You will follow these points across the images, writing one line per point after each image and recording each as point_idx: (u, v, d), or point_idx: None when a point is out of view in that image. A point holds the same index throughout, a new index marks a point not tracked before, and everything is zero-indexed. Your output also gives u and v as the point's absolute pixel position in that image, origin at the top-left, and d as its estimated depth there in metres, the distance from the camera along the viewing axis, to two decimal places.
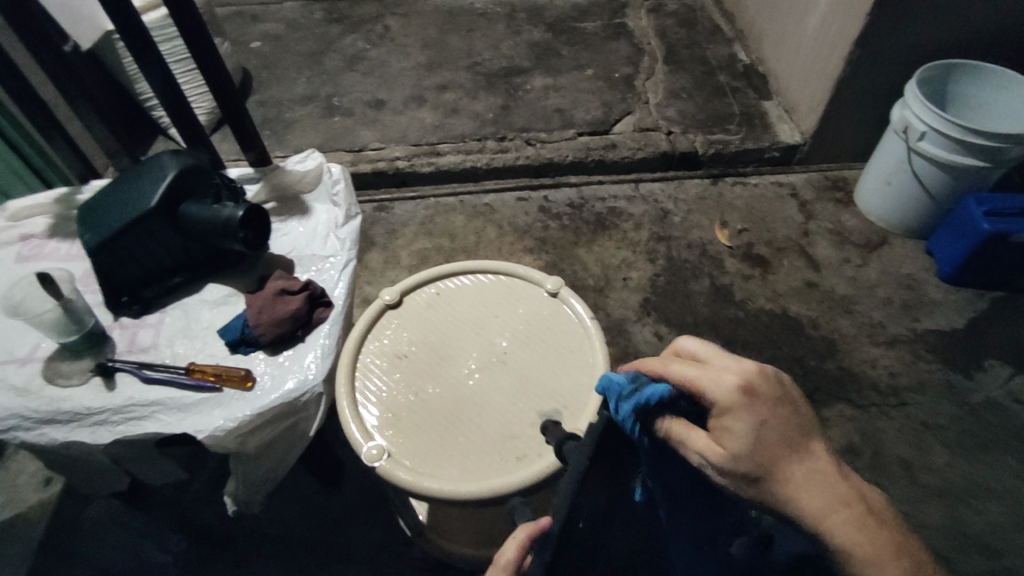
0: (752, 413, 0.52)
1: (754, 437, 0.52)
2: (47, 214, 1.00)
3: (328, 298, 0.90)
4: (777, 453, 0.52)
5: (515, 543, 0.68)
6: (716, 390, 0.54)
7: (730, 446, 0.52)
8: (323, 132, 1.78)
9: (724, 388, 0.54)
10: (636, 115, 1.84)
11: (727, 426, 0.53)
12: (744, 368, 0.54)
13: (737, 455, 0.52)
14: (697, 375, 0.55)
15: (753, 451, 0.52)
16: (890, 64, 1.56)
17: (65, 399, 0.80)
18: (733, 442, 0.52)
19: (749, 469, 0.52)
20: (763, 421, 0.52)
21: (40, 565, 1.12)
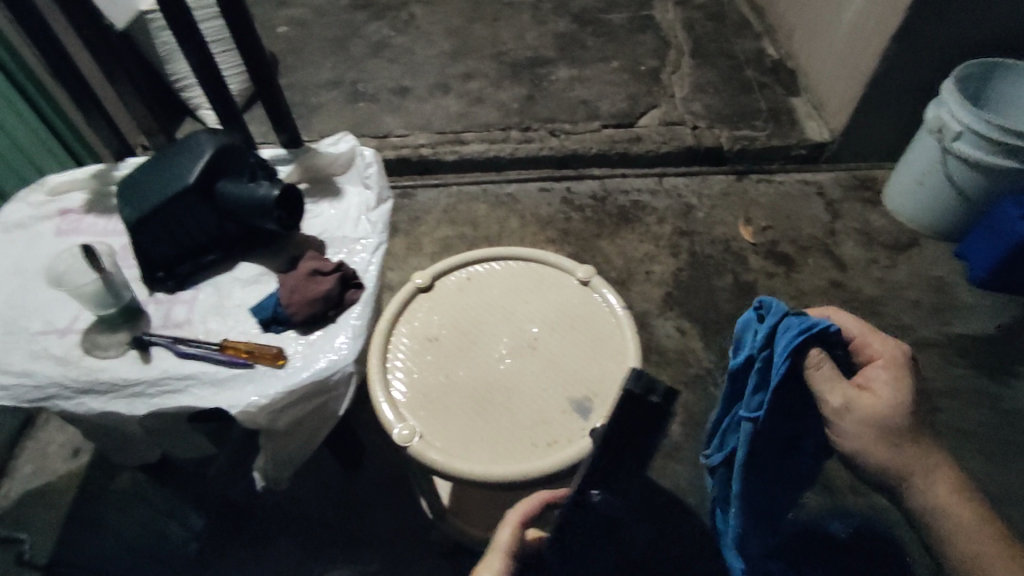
0: (893, 373, 0.73)
1: (896, 393, 0.72)
2: (84, 189, 1.01)
3: (359, 280, 0.91)
4: (903, 410, 0.71)
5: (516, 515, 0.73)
6: (879, 350, 0.75)
7: (880, 394, 0.72)
8: (348, 118, 1.78)
9: (888, 351, 0.74)
10: (662, 108, 1.83)
11: (878, 378, 0.73)
12: (893, 347, 0.75)
13: (883, 402, 0.71)
14: (863, 334, 0.76)
15: (902, 403, 0.72)
16: (924, 63, 1.54)
17: (104, 370, 0.81)
18: (885, 392, 0.72)
19: (883, 414, 0.71)
20: (901, 383, 0.72)
21: (69, 533, 1.15)
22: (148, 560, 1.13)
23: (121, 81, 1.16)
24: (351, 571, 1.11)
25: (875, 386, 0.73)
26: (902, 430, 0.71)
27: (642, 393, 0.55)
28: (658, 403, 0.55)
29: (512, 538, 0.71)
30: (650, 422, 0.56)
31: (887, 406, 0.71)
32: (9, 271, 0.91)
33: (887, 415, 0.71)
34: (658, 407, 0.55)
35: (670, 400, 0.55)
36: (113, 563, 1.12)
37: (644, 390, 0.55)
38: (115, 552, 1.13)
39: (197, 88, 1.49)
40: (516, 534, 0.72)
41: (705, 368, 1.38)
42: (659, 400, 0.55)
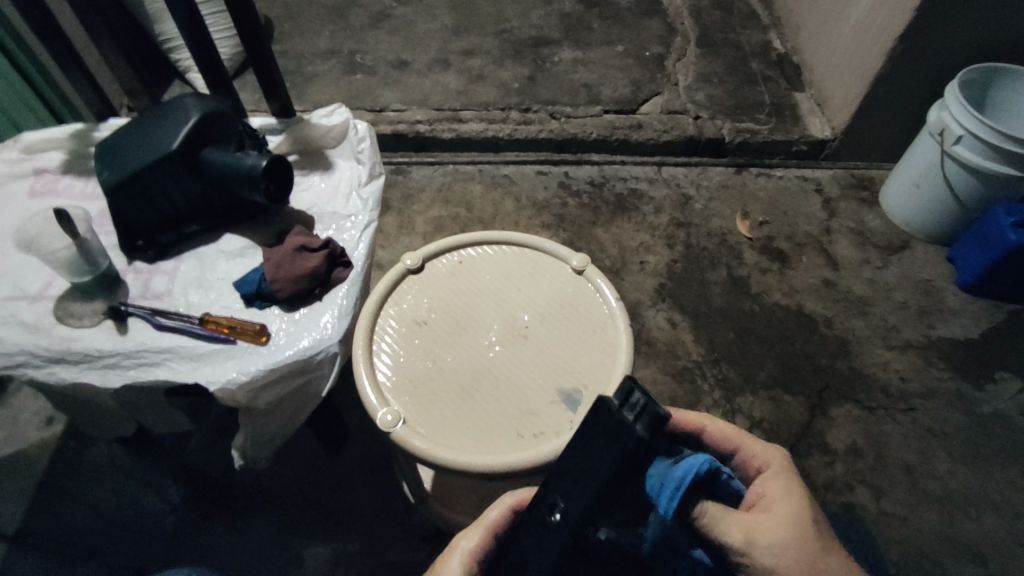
0: (781, 479, 0.69)
1: (782, 495, 0.68)
2: (62, 149, 0.97)
3: (347, 259, 0.88)
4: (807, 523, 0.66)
5: (497, 507, 0.67)
6: (766, 455, 0.73)
7: (776, 509, 0.66)
8: (345, 89, 1.73)
9: (774, 455, 0.73)
10: (664, 96, 1.80)
11: (769, 484, 0.69)
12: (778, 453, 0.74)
13: (786, 515, 0.66)
14: (740, 437, 0.75)
15: (793, 507, 0.66)
16: (931, 65, 1.51)
17: (77, 340, 0.78)
18: (778, 502, 0.67)
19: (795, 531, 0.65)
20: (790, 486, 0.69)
21: (41, 501, 1.12)
22: (121, 531, 1.10)
23: (104, 39, 1.10)
24: (328, 549, 1.10)
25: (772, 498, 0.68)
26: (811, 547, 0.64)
27: (620, 403, 0.50)
28: (624, 416, 0.49)
29: (500, 519, 0.67)
30: (618, 441, 0.50)
31: (788, 516, 0.66)
32: None
33: (779, 528, 0.64)
34: (629, 422, 0.49)
35: (645, 420, 0.49)
36: (85, 534, 1.10)
37: (624, 402, 0.50)
38: (87, 523, 1.11)
39: (186, 50, 1.43)
40: (506, 517, 0.67)
41: (694, 361, 1.37)
42: (634, 417, 0.49)
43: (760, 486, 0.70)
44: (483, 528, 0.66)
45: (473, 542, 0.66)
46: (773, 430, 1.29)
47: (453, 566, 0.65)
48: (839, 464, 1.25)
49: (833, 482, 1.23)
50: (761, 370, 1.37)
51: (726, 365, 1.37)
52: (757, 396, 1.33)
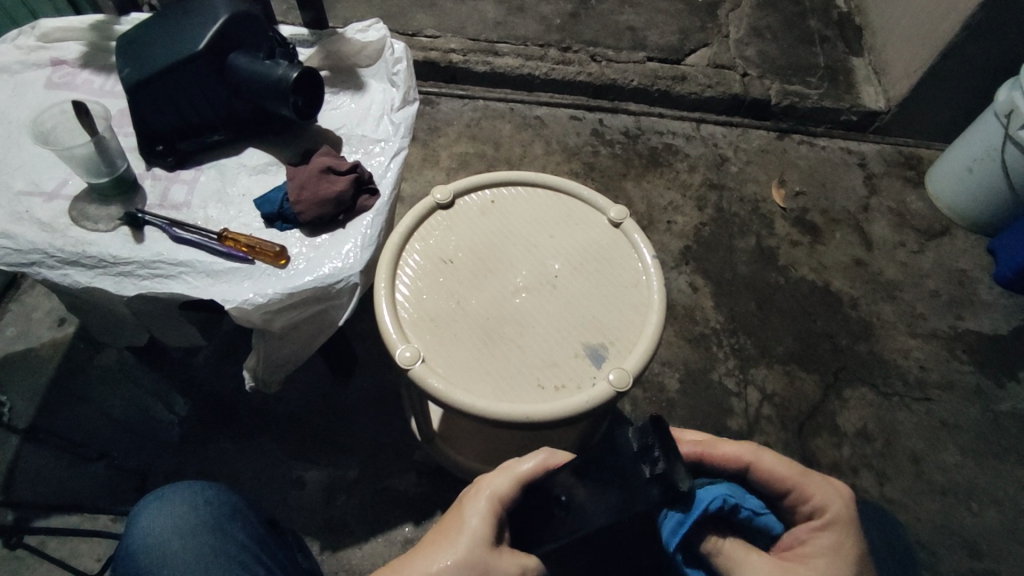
0: (832, 535, 0.64)
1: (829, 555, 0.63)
2: (81, 40, 0.91)
3: (374, 186, 0.83)
4: None
5: (535, 459, 0.66)
6: (823, 499, 0.66)
7: (812, 562, 0.63)
8: (377, 8, 1.64)
9: (831, 501, 0.66)
10: (713, 48, 1.69)
11: (817, 538, 0.65)
12: (842, 495, 0.67)
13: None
14: (795, 475, 0.67)
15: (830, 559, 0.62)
16: (1006, 40, 1.40)
17: (92, 243, 0.75)
18: (818, 558, 0.63)
19: None
20: (841, 546, 0.64)
21: (51, 400, 1.13)
22: (128, 437, 1.12)
23: None
24: (331, 476, 1.11)
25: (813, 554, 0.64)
26: None
27: (642, 452, 0.60)
28: (644, 466, 0.60)
29: (532, 473, 0.65)
30: (633, 485, 0.60)
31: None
32: None
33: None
34: (645, 476, 0.59)
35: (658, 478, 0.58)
36: (93, 436, 1.11)
37: (647, 453, 0.60)
38: (96, 425, 1.12)
39: None
40: (538, 474, 0.65)
41: (712, 328, 1.35)
42: (651, 475, 0.59)
43: (806, 532, 0.66)
44: (513, 477, 0.64)
45: (501, 488, 0.63)
46: (784, 406, 1.27)
47: (480, 503, 0.62)
48: (846, 447, 1.24)
49: (837, 463, 1.22)
50: (780, 345, 1.34)
51: (744, 335, 1.35)
52: (772, 369, 1.31)
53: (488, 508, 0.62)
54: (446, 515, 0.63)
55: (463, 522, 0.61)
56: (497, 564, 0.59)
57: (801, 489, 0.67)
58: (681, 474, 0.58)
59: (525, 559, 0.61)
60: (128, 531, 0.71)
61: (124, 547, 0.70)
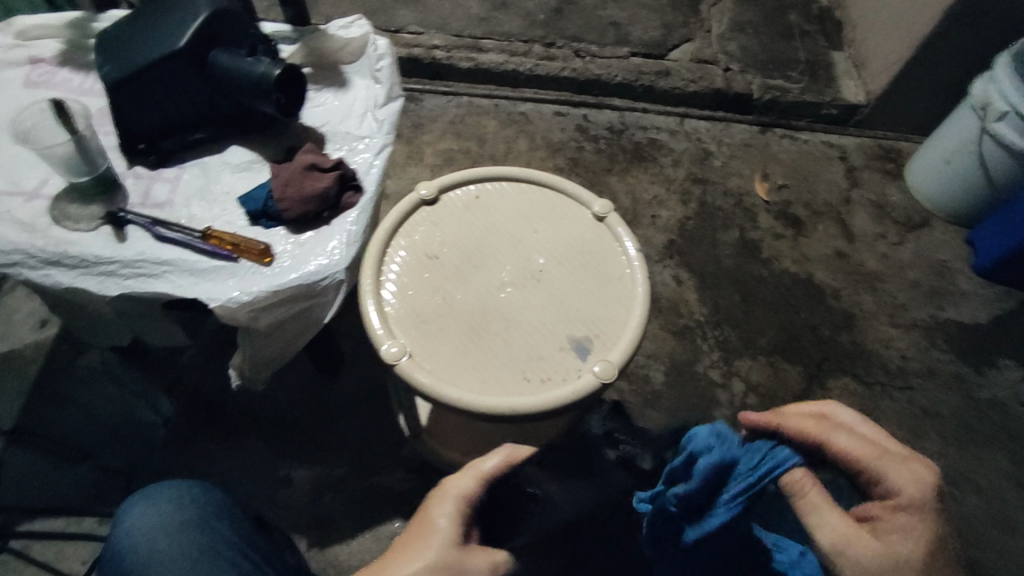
0: (908, 516, 0.63)
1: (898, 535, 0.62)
2: (59, 38, 0.90)
3: (359, 183, 0.83)
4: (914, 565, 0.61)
5: (499, 456, 0.65)
6: (900, 483, 0.64)
7: (884, 538, 0.62)
8: (359, 5, 1.63)
9: (909, 487, 0.63)
10: (695, 43, 1.70)
11: (892, 516, 0.63)
12: (922, 476, 0.64)
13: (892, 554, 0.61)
14: (866, 454, 0.66)
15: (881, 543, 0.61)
16: (981, 34, 1.43)
17: (73, 243, 0.74)
18: (891, 534, 0.62)
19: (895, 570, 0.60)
20: (914, 526, 0.62)
21: (33, 403, 1.12)
22: (114, 439, 1.11)
23: None
24: (320, 474, 1.11)
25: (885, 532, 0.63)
26: None
27: None
28: None
29: (496, 470, 0.65)
30: None
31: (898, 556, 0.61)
32: None
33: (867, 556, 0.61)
34: None
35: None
36: (78, 438, 1.10)
37: None
38: (80, 428, 1.11)
39: None
40: (502, 470, 0.65)
41: (696, 321, 1.36)
42: None
43: (879, 510, 0.64)
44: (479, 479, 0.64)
45: (466, 488, 0.62)
46: (768, 396, 1.29)
47: (448, 506, 0.60)
48: None
49: None
50: (764, 337, 1.36)
51: (729, 327, 1.36)
52: (756, 360, 1.33)
53: (456, 507, 0.61)
54: (412, 518, 0.62)
55: (431, 524, 0.59)
56: (468, 563, 0.58)
57: (873, 469, 0.65)
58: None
59: (495, 554, 0.60)
60: (112, 531, 0.71)
61: (109, 546, 0.70)
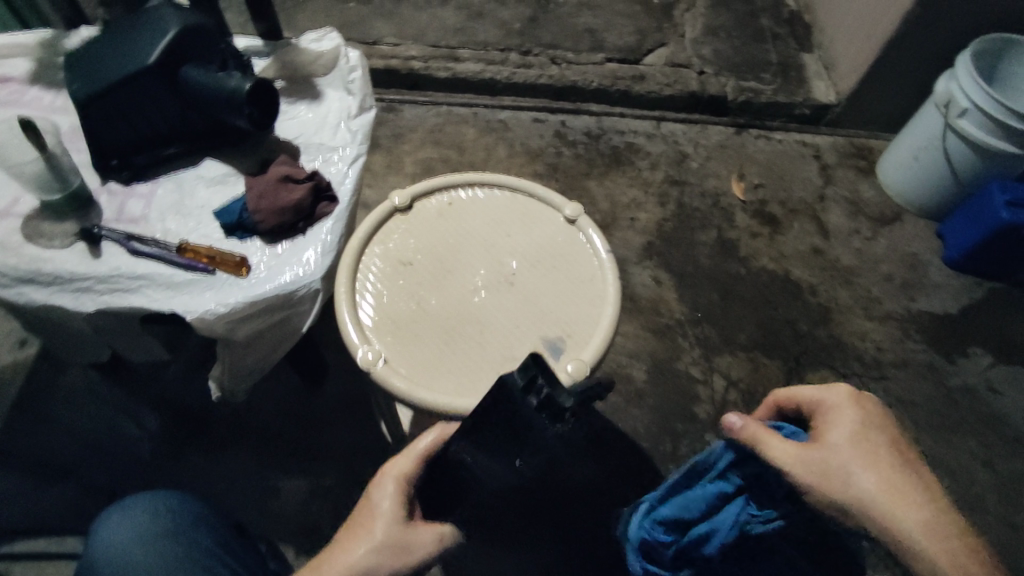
0: (846, 420, 0.68)
1: (835, 436, 0.67)
2: (30, 58, 0.90)
3: (333, 193, 0.84)
4: (856, 453, 0.66)
5: (432, 434, 0.66)
6: (823, 393, 0.71)
7: (826, 440, 0.68)
8: (336, 18, 1.64)
9: (830, 394, 0.71)
10: (669, 48, 1.73)
11: (826, 424, 0.69)
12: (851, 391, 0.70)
13: (831, 452, 0.66)
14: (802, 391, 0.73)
15: (851, 452, 0.66)
16: (943, 32, 1.47)
17: (47, 261, 0.75)
18: (827, 435, 0.68)
19: (837, 465, 0.66)
20: (855, 428, 0.67)
21: (13, 423, 1.11)
22: (96, 456, 1.10)
23: None
24: (305, 484, 1.11)
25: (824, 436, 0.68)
26: (857, 477, 0.65)
27: (525, 387, 0.54)
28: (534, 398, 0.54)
29: (431, 449, 0.65)
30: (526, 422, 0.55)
31: (836, 453, 0.66)
32: None
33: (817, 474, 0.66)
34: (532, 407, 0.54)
35: (546, 409, 0.53)
36: (59, 456, 1.09)
37: (530, 387, 0.54)
38: (61, 446, 1.10)
39: None
40: (437, 447, 0.66)
41: (677, 320, 1.38)
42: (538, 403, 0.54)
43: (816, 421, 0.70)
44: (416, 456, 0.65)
45: (403, 470, 0.64)
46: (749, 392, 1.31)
47: (387, 485, 0.63)
48: None
49: None
50: (743, 333, 1.38)
51: (709, 325, 1.38)
52: (736, 357, 1.35)
53: (396, 489, 0.63)
54: (356, 504, 0.64)
55: (374, 509, 0.62)
56: (416, 537, 0.61)
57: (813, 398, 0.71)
58: (563, 393, 0.53)
59: (442, 524, 0.64)
60: (90, 542, 0.71)
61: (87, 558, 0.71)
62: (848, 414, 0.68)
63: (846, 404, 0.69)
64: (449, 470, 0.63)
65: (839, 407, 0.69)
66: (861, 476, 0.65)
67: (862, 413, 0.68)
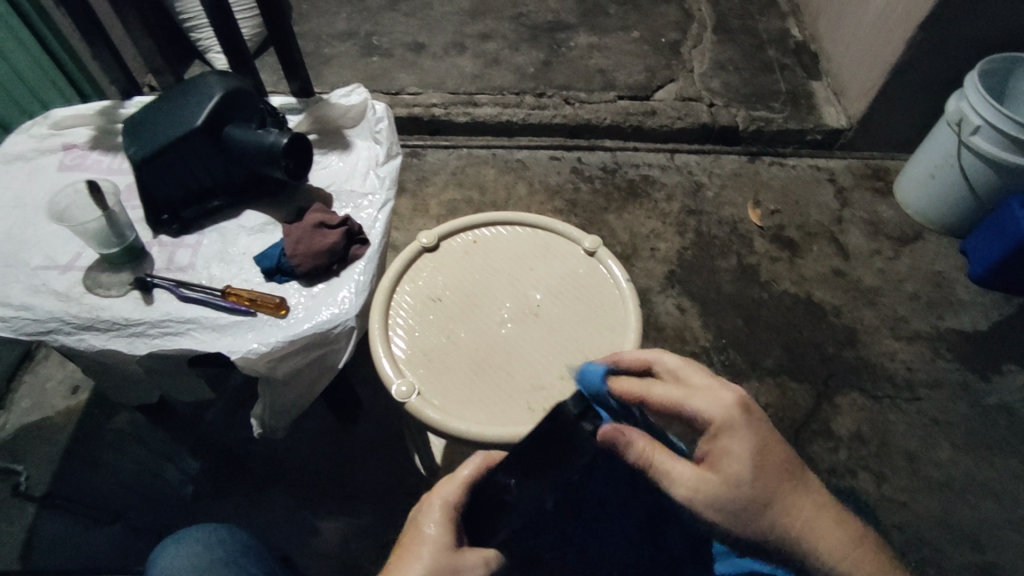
0: (748, 436, 0.57)
1: (739, 465, 0.56)
2: (90, 125, 0.99)
3: (364, 236, 0.90)
4: (769, 479, 0.56)
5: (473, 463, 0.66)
6: (706, 410, 0.59)
7: (726, 469, 0.56)
8: (361, 72, 1.75)
9: (714, 410, 0.59)
10: (679, 83, 1.79)
11: (726, 447, 0.57)
12: (733, 396, 0.59)
13: (730, 491, 0.56)
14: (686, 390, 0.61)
15: (749, 468, 0.56)
16: (948, 55, 1.50)
17: (105, 308, 0.81)
18: (730, 464, 0.56)
19: (741, 499, 0.56)
20: (758, 444, 0.57)
21: (65, 467, 1.16)
22: (141, 498, 1.15)
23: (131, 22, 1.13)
24: (340, 521, 1.13)
25: (726, 465, 0.56)
26: (758, 506, 0.56)
27: (578, 413, 0.55)
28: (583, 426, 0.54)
29: (474, 475, 0.65)
30: (573, 443, 0.55)
31: (749, 486, 0.56)
32: (11, 204, 0.90)
33: (719, 510, 0.56)
34: (585, 433, 0.54)
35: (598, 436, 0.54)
36: (107, 498, 1.14)
37: (583, 413, 0.55)
38: (110, 489, 1.15)
39: (206, 30, 1.46)
40: (480, 474, 0.66)
41: (702, 347, 1.39)
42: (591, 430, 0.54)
43: (712, 443, 0.58)
44: (459, 486, 0.65)
45: (448, 497, 0.64)
46: (778, 417, 1.30)
47: (432, 515, 0.63)
48: (843, 451, 1.27)
49: (836, 468, 1.25)
50: (769, 357, 1.38)
51: (734, 350, 1.39)
52: (764, 382, 1.35)
53: (443, 514, 0.63)
54: (403, 530, 0.64)
55: (419, 533, 0.62)
56: (464, 561, 0.61)
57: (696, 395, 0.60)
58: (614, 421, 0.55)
59: (488, 551, 0.63)
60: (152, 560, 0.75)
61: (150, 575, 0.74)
62: (752, 438, 0.57)
63: (739, 412, 0.58)
64: (490, 496, 0.63)
65: (727, 422, 0.58)
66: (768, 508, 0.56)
67: (762, 429, 0.58)
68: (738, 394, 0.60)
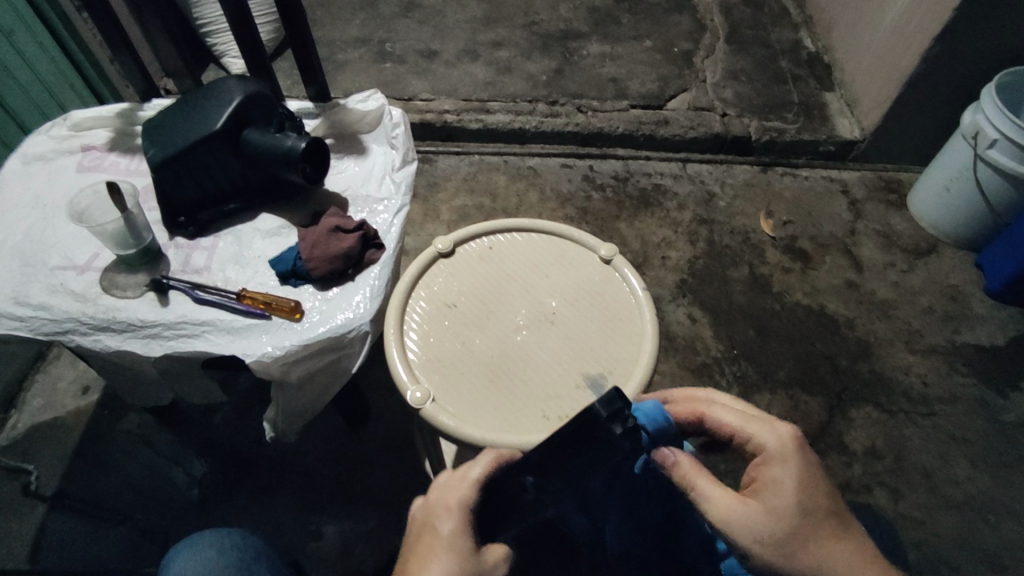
0: (795, 466, 0.61)
1: (781, 490, 0.61)
2: (108, 127, 1.00)
3: (380, 241, 0.90)
4: (810, 511, 0.60)
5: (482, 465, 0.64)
6: (759, 436, 0.64)
7: (768, 498, 0.61)
8: (374, 78, 1.75)
9: (767, 437, 0.64)
10: (692, 92, 1.79)
11: (770, 473, 0.62)
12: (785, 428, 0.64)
13: (770, 519, 0.60)
14: (742, 422, 0.66)
15: (792, 503, 0.60)
16: (963, 69, 1.50)
17: (121, 309, 0.81)
18: (773, 491, 0.61)
19: (781, 529, 0.59)
20: (803, 475, 0.61)
21: (74, 469, 1.16)
22: (151, 501, 1.15)
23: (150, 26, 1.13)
24: (350, 526, 1.13)
25: (770, 493, 0.61)
26: (795, 538, 0.59)
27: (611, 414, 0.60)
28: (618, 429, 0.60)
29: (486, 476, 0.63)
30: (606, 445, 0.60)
31: (790, 516, 0.60)
32: (29, 204, 0.90)
33: (755, 539, 0.59)
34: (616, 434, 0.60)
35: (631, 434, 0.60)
36: (117, 500, 1.14)
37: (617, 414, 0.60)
38: (119, 491, 1.15)
39: (222, 35, 1.47)
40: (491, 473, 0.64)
41: (713, 357, 1.38)
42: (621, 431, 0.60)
43: (758, 470, 0.63)
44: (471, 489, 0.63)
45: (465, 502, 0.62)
46: None
47: (449, 519, 0.61)
48: (857, 466, 1.25)
49: (850, 483, 1.23)
50: (781, 369, 1.37)
51: (746, 361, 1.38)
52: (776, 394, 1.34)
53: (458, 518, 0.61)
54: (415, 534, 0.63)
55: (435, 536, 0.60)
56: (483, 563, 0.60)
57: (752, 430, 0.65)
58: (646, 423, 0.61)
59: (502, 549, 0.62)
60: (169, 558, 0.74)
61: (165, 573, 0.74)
62: (799, 470, 0.61)
63: (790, 446, 0.63)
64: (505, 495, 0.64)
65: (780, 452, 0.62)
66: (806, 542, 0.59)
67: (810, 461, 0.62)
68: (792, 429, 0.64)
